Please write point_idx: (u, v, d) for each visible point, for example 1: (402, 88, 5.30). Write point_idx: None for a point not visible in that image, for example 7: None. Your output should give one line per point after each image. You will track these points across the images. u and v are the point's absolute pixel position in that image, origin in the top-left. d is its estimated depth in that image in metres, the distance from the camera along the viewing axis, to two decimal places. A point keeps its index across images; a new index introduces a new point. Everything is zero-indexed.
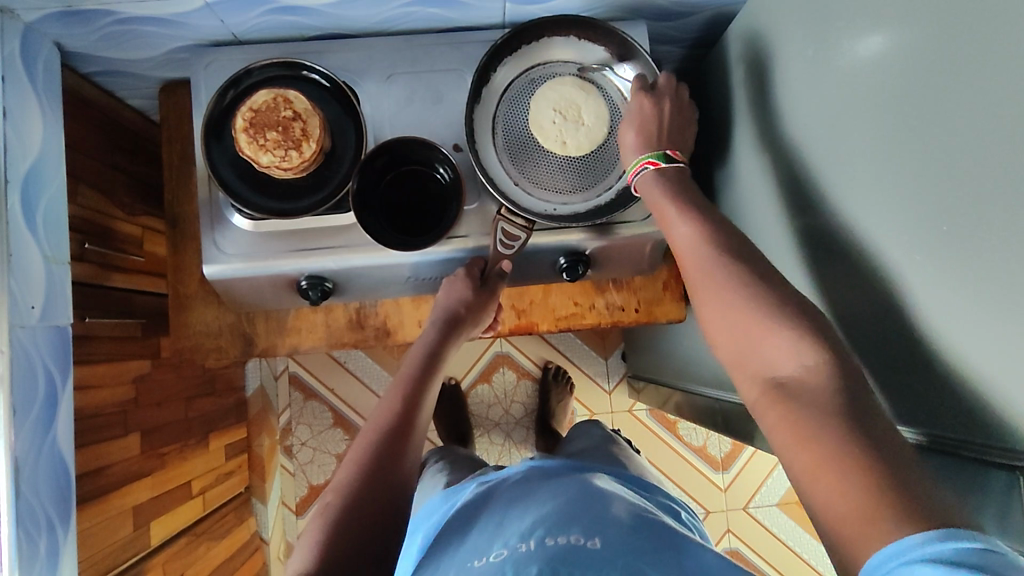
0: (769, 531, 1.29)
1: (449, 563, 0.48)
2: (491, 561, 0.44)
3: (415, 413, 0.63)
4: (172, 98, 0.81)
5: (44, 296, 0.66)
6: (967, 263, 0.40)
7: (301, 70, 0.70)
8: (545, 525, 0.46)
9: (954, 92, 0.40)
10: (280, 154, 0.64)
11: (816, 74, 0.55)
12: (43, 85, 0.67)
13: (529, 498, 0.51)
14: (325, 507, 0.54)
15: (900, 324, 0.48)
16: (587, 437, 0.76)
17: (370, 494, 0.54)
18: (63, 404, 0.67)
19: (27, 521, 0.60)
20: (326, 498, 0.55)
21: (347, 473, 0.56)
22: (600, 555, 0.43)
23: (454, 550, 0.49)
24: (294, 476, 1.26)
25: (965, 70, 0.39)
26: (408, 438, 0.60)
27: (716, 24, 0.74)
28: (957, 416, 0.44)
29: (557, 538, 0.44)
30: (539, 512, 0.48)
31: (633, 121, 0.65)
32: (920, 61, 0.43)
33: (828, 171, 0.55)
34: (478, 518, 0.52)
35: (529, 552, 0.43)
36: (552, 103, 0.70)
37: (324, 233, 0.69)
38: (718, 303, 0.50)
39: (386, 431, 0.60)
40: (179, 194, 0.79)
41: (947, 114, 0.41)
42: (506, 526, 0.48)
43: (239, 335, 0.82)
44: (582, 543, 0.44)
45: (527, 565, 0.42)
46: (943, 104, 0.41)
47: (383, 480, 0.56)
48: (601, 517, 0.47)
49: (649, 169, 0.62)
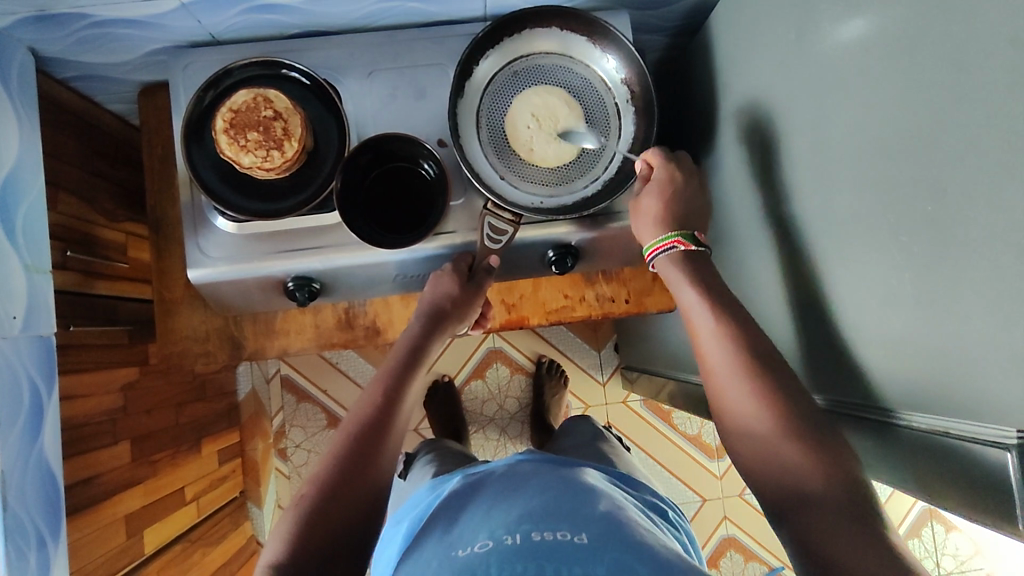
0: (766, 518, 1.29)
1: (432, 553, 0.47)
2: (475, 553, 0.43)
3: (396, 408, 0.62)
4: (152, 101, 0.79)
5: (25, 306, 0.65)
6: (953, 243, 0.40)
7: (280, 69, 0.69)
8: (531, 519, 0.46)
9: (937, 74, 0.40)
10: (261, 155, 0.63)
11: (798, 60, 0.55)
12: (18, 91, 0.66)
13: (516, 491, 0.51)
14: (299, 498, 0.54)
15: (882, 305, 0.48)
16: (579, 431, 0.76)
17: (347, 484, 0.54)
18: (49, 414, 0.66)
19: (17, 534, 0.59)
20: (301, 489, 0.55)
21: (321, 465, 0.56)
22: (579, 546, 0.42)
23: (438, 538, 0.48)
24: (289, 479, 1.25)
25: (948, 53, 0.39)
26: (388, 429, 0.60)
27: (698, 13, 0.74)
28: (936, 398, 0.45)
29: (543, 532, 0.44)
30: (523, 507, 0.48)
31: (659, 191, 0.66)
32: (902, 43, 0.43)
33: (815, 157, 0.54)
34: (462, 510, 0.51)
35: (514, 547, 0.43)
36: (534, 108, 0.69)
37: (309, 232, 0.69)
38: (724, 376, 0.55)
39: (365, 424, 0.59)
40: (162, 198, 0.78)
41: (932, 93, 0.41)
42: (491, 518, 0.47)
43: (228, 339, 0.81)
44: (569, 538, 0.43)
45: (512, 561, 0.41)
46: (927, 86, 0.41)
47: (361, 473, 0.55)
48: (587, 512, 0.46)
49: (679, 249, 0.64)
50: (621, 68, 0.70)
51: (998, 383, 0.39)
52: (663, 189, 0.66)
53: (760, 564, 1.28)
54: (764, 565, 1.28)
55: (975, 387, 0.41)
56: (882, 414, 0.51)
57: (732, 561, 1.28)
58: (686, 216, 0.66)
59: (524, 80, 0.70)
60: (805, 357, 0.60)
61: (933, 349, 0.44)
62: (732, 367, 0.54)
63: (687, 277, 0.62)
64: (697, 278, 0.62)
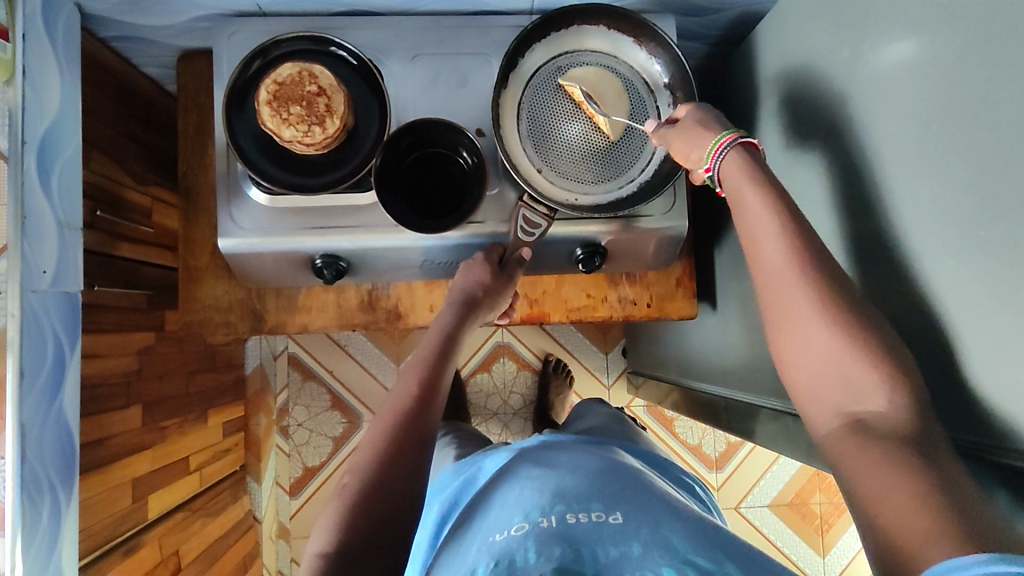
0: (760, 532, 1.30)
1: (467, 538, 0.47)
2: (512, 535, 0.43)
3: (433, 391, 0.61)
4: (190, 68, 0.79)
5: (55, 261, 0.65)
6: (1007, 263, 0.41)
7: (329, 47, 0.69)
8: (565, 499, 0.46)
9: (997, 96, 0.41)
10: (303, 129, 0.63)
11: (847, 76, 0.56)
12: (63, 46, 0.66)
13: (548, 470, 0.51)
14: (343, 487, 0.52)
15: (925, 317, 0.48)
16: (595, 415, 0.76)
17: (393, 472, 0.52)
18: (71, 371, 0.66)
19: (31, 486, 0.59)
20: (343, 478, 0.53)
21: (363, 453, 0.54)
22: (620, 531, 0.42)
23: (472, 523, 0.48)
24: (290, 458, 1.24)
25: (1011, 77, 0.40)
26: (428, 415, 0.59)
27: (742, 22, 0.74)
28: (971, 416, 0.45)
29: (578, 514, 0.44)
30: (556, 486, 0.48)
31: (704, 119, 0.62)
32: (961, 65, 0.44)
33: (859, 176, 0.55)
34: (491, 493, 0.51)
35: (550, 529, 0.43)
36: (584, 83, 0.69)
37: (342, 210, 0.69)
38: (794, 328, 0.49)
39: (402, 407, 0.58)
40: (194, 165, 0.78)
41: (991, 112, 0.41)
42: (523, 498, 0.47)
43: (249, 311, 0.81)
44: (604, 519, 0.44)
45: (550, 544, 0.42)
46: (986, 108, 0.42)
47: (404, 455, 0.54)
48: (620, 492, 0.46)
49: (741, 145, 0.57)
50: (665, 73, 0.70)
51: None
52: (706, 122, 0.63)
53: None
54: None
55: (1014, 404, 0.41)
56: None
57: None
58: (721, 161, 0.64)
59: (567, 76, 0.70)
60: None
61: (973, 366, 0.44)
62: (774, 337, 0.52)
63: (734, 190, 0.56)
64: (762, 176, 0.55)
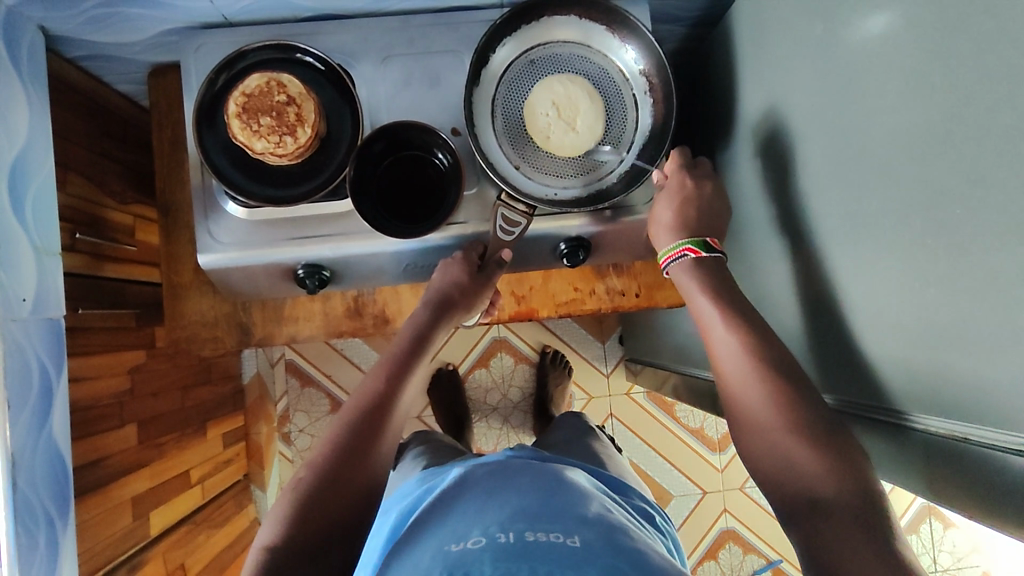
0: (765, 511, 1.30)
1: (421, 543, 0.47)
2: (468, 549, 0.43)
3: (395, 394, 0.63)
4: (162, 82, 0.79)
5: (35, 288, 0.64)
6: (970, 246, 0.40)
7: (295, 53, 0.68)
8: (525, 519, 0.46)
9: (954, 73, 0.40)
10: (274, 140, 0.62)
11: (818, 54, 0.54)
12: (28, 69, 0.65)
13: (505, 490, 0.51)
14: (296, 481, 0.55)
15: (894, 300, 0.47)
16: (571, 427, 0.77)
17: (343, 479, 0.55)
18: (59, 397, 0.66)
19: (26, 515, 0.60)
20: (298, 472, 0.56)
21: (320, 450, 0.57)
22: (576, 553, 0.42)
23: (430, 530, 0.48)
24: (293, 464, 1.25)
25: (964, 51, 0.39)
26: (383, 425, 0.60)
27: (718, 2, 0.73)
28: (945, 398, 0.45)
29: (536, 533, 0.44)
30: (516, 506, 0.48)
31: (670, 199, 0.68)
32: (918, 40, 0.42)
33: (834, 162, 0.53)
34: (452, 505, 0.50)
35: (507, 546, 0.43)
36: (555, 95, 0.67)
37: (320, 219, 0.68)
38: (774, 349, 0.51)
39: (363, 409, 0.60)
40: (172, 180, 0.78)
41: (947, 90, 0.40)
42: (483, 515, 0.47)
43: (236, 324, 0.81)
44: (561, 540, 0.43)
45: (505, 560, 0.41)
46: (942, 85, 0.41)
47: (359, 459, 0.56)
48: (581, 517, 0.46)
49: (690, 256, 0.65)
50: (640, 59, 0.69)
51: (1003, 384, 0.39)
52: (674, 196, 0.68)
53: (758, 556, 1.29)
54: (763, 558, 1.29)
55: (987, 386, 0.41)
56: (894, 417, 0.50)
57: (730, 553, 1.29)
58: (702, 198, 0.67)
59: (540, 69, 0.69)
60: (817, 350, 0.60)
61: (937, 349, 0.44)
62: (748, 373, 0.55)
63: (706, 283, 0.63)
64: (710, 282, 0.63)
